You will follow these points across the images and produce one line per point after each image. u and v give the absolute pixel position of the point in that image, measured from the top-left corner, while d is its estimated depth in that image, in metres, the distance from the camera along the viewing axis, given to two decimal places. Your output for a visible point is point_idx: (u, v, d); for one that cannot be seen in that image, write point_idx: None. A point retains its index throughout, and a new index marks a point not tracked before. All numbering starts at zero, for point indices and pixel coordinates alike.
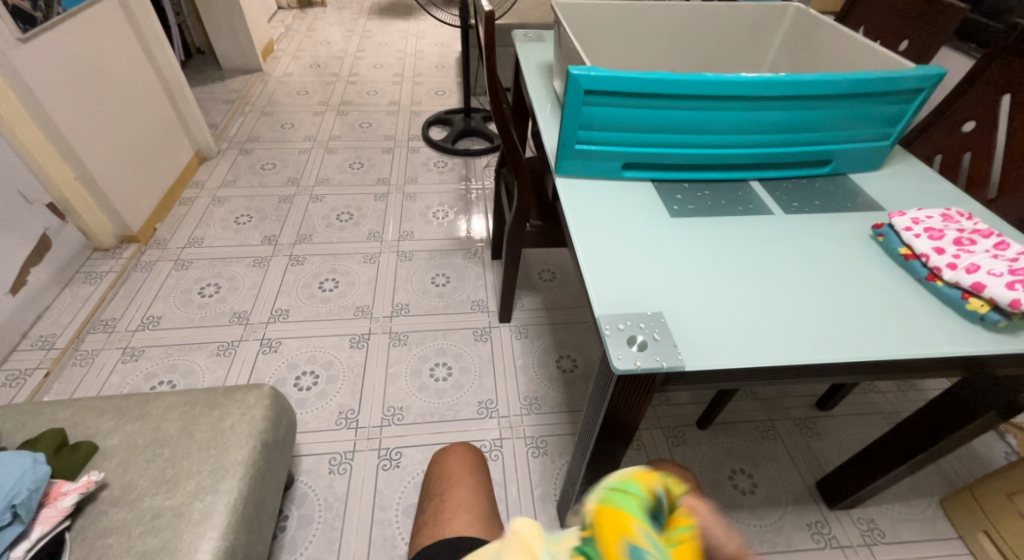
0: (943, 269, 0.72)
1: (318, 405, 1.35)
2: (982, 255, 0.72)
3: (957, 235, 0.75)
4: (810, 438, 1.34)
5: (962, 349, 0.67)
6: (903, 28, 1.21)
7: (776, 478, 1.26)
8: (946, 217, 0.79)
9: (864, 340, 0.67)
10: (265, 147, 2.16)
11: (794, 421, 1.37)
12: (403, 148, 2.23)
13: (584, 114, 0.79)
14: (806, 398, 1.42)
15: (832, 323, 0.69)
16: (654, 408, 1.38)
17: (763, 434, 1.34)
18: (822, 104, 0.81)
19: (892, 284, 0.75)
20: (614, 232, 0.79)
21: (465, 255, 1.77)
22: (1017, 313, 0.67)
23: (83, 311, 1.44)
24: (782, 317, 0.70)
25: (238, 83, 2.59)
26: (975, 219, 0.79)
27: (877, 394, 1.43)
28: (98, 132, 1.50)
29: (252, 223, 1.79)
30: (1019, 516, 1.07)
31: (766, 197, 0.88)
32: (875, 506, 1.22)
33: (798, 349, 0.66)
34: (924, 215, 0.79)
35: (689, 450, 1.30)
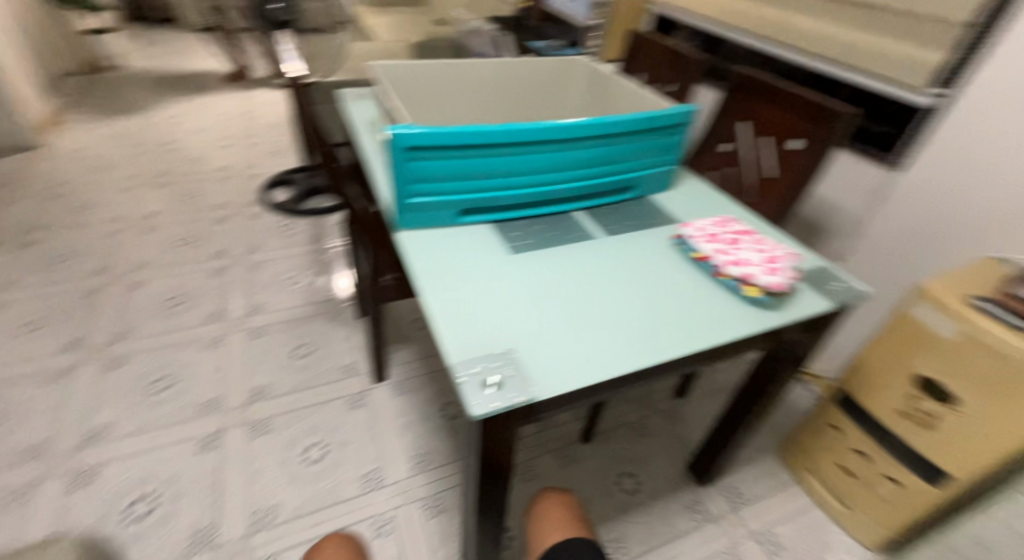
0: (723, 266, 0.79)
1: (160, 534, 1.12)
2: (748, 251, 0.81)
3: (729, 236, 0.84)
4: (673, 424, 1.41)
5: (763, 327, 0.74)
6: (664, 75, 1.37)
7: (656, 471, 1.30)
8: (720, 223, 0.88)
9: (695, 337, 0.71)
10: (61, 235, 1.83)
11: (661, 413, 1.43)
12: (241, 215, 2.03)
13: (412, 169, 0.76)
14: (666, 390, 1.50)
15: (667, 328, 0.72)
16: (537, 433, 1.36)
17: (639, 433, 1.38)
18: (627, 137, 0.87)
19: (697, 283, 0.80)
20: (458, 276, 0.76)
21: (328, 317, 1.63)
22: (780, 292, 0.76)
23: None
24: (622, 329, 0.71)
25: (18, 165, 2.19)
26: (739, 221, 0.89)
27: (718, 372, 1.57)
28: None
29: (48, 329, 1.49)
30: (829, 450, 1.21)
31: (593, 220, 0.91)
32: (740, 476, 1.30)
33: (642, 358, 0.68)
34: (703, 223, 0.87)
35: (579, 466, 1.29)
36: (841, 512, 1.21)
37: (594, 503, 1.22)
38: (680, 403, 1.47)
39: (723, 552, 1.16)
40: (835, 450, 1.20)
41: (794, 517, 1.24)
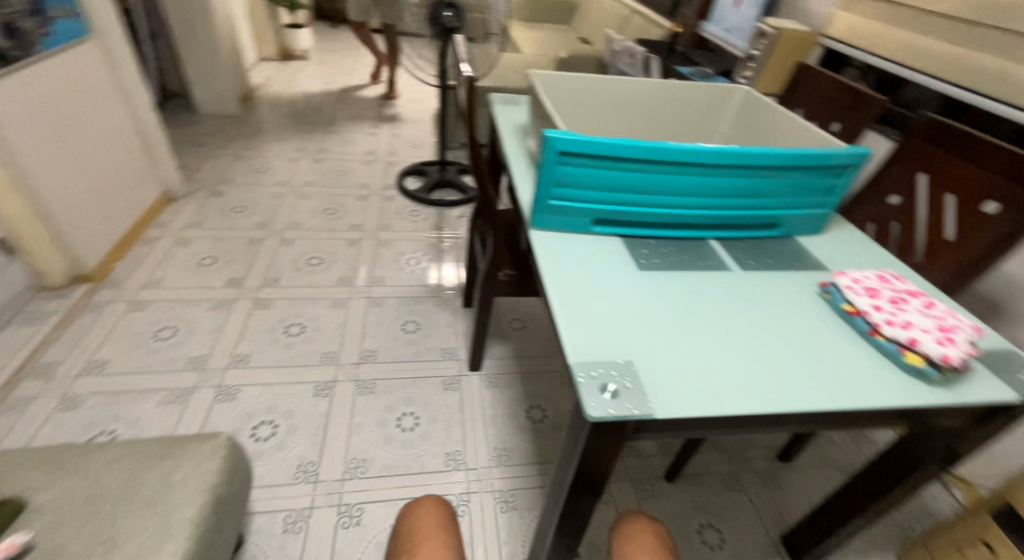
0: (882, 326, 0.75)
1: (275, 457, 1.27)
2: (914, 313, 0.76)
3: (892, 294, 0.79)
4: (773, 490, 1.32)
5: (910, 400, 0.69)
6: (835, 113, 1.30)
7: (740, 533, 1.23)
8: (881, 278, 0.83)
9: (823, 392, 0.68)
10: (236, 190, 2.13)
11: (759, 474, 1.35)
12: (378, 196, 2.23)
13: (558, 172, 0.81)
14: (768, 449, 1.42)
15: (794, 377, 0.69)
16: (622, 460, 1.35)
17: (729, 487, 1.31)
18: (778, 172, 0.85)
19: (840, 337, 0.76)
20: (586, 283, 0.79)
21: (435, 302, 1.75)
22: (950, 367, 0.70)
23: (22, 355, 1.36)
24: (744, 368, 0.70)
25: (213, 127, 2.58)
26: (904, 280, 0.84)
27: (833, 447, 1.44)
28: (64, 173, 1.46)
29: (217, 266, 1.75)
30: None
31: (724, 254, 0.90)
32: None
33: (761, 402, 0.66)
34: (862, 275, 0.83)
35: (658, 504, 1.26)
36: None
37: None
38: (781, 466, 1.38)
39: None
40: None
41: None
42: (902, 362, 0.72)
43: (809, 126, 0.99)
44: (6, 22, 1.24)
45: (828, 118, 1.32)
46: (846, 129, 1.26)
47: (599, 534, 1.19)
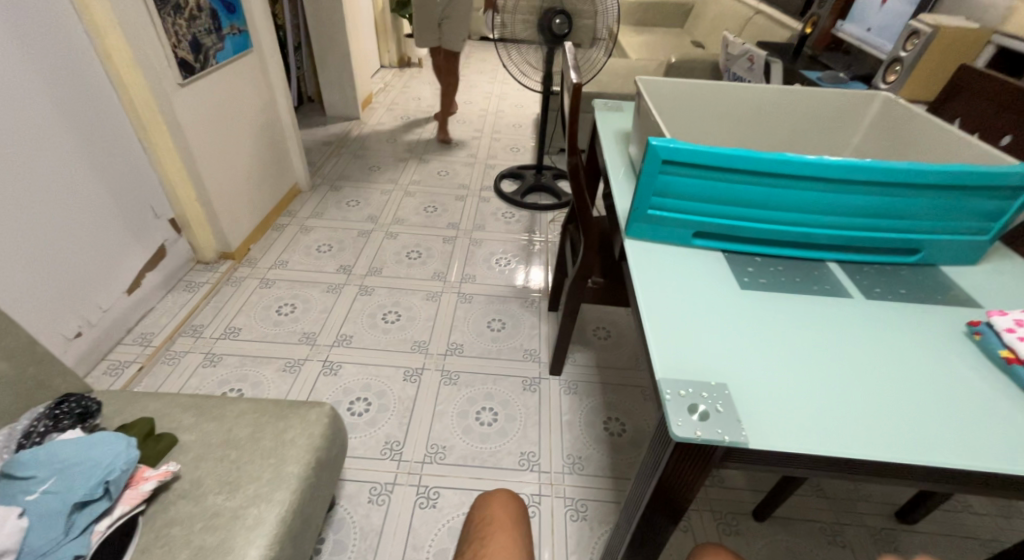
0: None
1: (366, 432, 1.38)
2: None
3: None
4: (886, 553, 1.21)
5: None
6: (1003, 124, 1.15)
7: None
8: None
9: (947, 444, 0.62)
10: (352, 186, 2.33)
11: (868, 529, 1.25)
12: (475, 197, 2.33)
13: (659, 182, 0.82)
14: (884, 505, 1.30)
15: (911, 424, 0.64)
16: (706, 489, 1.32)
17: (829, 539, 1.23)
18: (910, 192, 0.80)
19: (981, 387, 0.69)
20: (683, 300, 0.79)
21: (521, 303, 1.80)
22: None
23: (178, 317, 1.58)
24: (849, 408, 0.66)
25: (338, 128, 2.83)
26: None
27: (968, 514, 1.28)
28: (221, 165, 1.67)
29: (331, 253, 1.92)
30: None
31: (843, 280, 0.85)
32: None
33: (866, 447, 0.62)
34: None
35: (743, 541, 1.22)
36: None
37: None
38: (897, 527, 1.26)
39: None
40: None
41: None
42: None
43: (973, 140, 0.91)
44: (193, 38, 1.46)
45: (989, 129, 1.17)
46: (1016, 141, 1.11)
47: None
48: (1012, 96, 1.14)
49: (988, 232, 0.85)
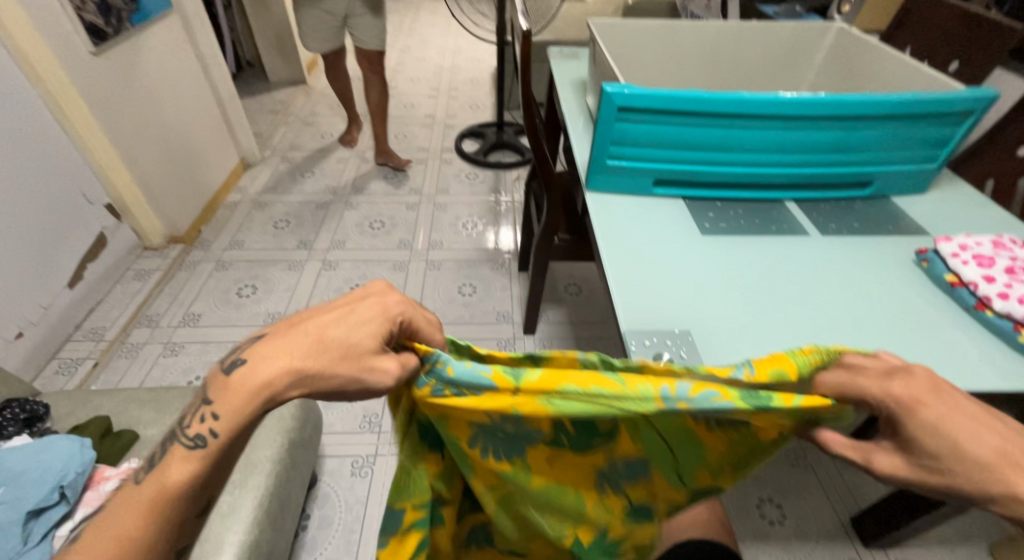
0: (993, 299, 0.68)
1: (343, 408, 1.34)
2: None
3: (1009, 262, 0.71)
4: (844, 470, 1.21)
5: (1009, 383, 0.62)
6: (953, 49, 1.15)
7: (806, 508, 1.14)
8: (997, 243, 0.75)
9: None
10: (305, 156, 2.23)
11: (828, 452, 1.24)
12: (436, 159, 2.27)
13: (616, 130, 0.80)
14: None
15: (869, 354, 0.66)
16: None
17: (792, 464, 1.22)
18: (865, 124, 0.80)
19: (932, 312, 0.71)
20: (645, 251, 0.78)
21: (492, 266, 1.78)
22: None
23: (131, 307, 1.51)
24: (812, 344, 0.66)
25: (284, 95, 2.69)
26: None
27: None
28: (153, 140, 1.57)
29: (290, 229, 1.85)
30: None
31: (800, 218, 0.85)
32: (915, 553, 1.08)
33: None
34: (973, 241, 0.75)
35: None
36: None
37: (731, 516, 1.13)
38: None
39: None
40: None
41: None
42: (1014, 340, 0.66)
43: (924, 67, 0.91)
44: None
45: (940, 56, 1.18)
46: (965, 67, 1.12)
47: None
48: (961, 21, 1.14)
49: (938, 159, 0.86)
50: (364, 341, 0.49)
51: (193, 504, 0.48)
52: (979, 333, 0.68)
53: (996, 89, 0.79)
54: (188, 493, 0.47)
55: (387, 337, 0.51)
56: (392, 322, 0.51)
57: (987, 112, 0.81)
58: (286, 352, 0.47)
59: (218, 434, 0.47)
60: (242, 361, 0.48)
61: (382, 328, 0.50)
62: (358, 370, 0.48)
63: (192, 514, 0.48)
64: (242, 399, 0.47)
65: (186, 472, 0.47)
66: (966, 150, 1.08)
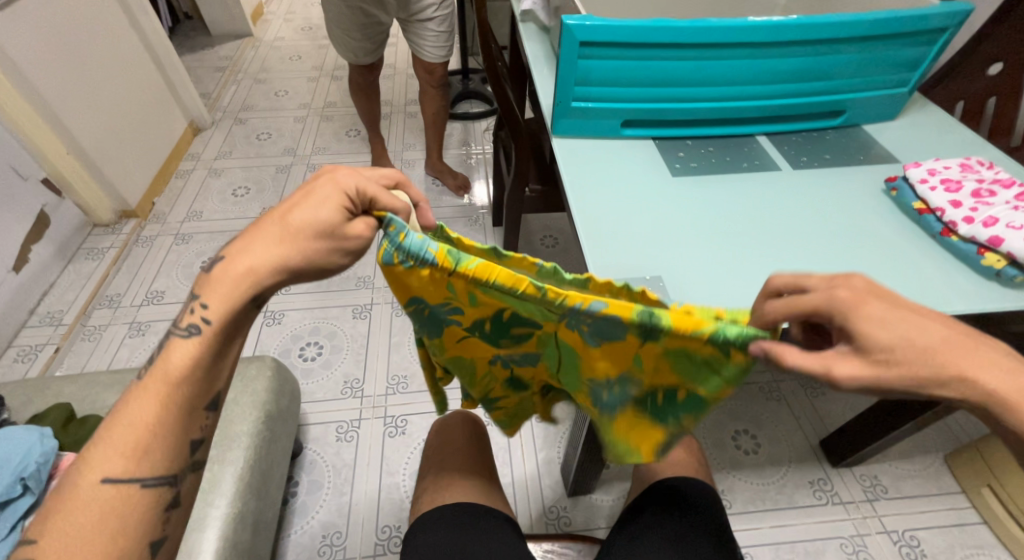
0: (959, 224, 0.67)
1: (323, 375, 1.32)
2: (1001, 208, 0.67)
3: (976, 186, 0.70)
4: (814, 398, 1.24)
5: (972, 307, 0.63)
6: None
7: (780, 437, 1.18)
8: (964, 167, 0.74)
9: None
10: (259, 116, 2.12)
11: (799, 382, 1.27)
12: (400, 113, 2.17)
13: (580, 67, 0.76)
14: None
15: None
16: None
17: (766, 396, 1.25)
18: (836, 48, 0.77)
19: (897, 240, 0.71)
20: (616, 195, 0.76)
21: (466, 222, 1.72)
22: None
23: (88, 288, 1.45)
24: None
25: (229, 49, 2.53)
26: (996, 168, 0.74)
27: None
28: (85, 106, 1.46)
29: (250, 195, 1.77)
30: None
31: (771, 153, 0.84)
32: (882, 468, 1.13)
33: None
34: (941, 165, 0.74)
35: None
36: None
37: (705, 449, 1.16)
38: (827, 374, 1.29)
39: (844, 538, 1.05)
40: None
41: (944, 526, 1.06)
42: (978, 264, 0.65)
43: None
44: None
45: None
46: None
47: None
48: None
49: (910, 83, 0.84)
50: (328, 214, 0.52)
51: (204, 391, 0.52)
52: (944, 258, 0.68)
53: (968, 4, 0.77)
54: (188, 378, 0.51)
55: (355, 196, 0.53)
56: (347, 184, 0.53)
57: (959, 28, 0.79)
58: (265, 238, 0.52)
59: (211, 321, 0.51)
60: (223, 256, 0.54)
61: (347, 199, 0.53)
62: (334, 243, 0.53)
63: (204, 403, 0.53)
64: (227, 286, 0.52)
65: (188, 358, 0.51)
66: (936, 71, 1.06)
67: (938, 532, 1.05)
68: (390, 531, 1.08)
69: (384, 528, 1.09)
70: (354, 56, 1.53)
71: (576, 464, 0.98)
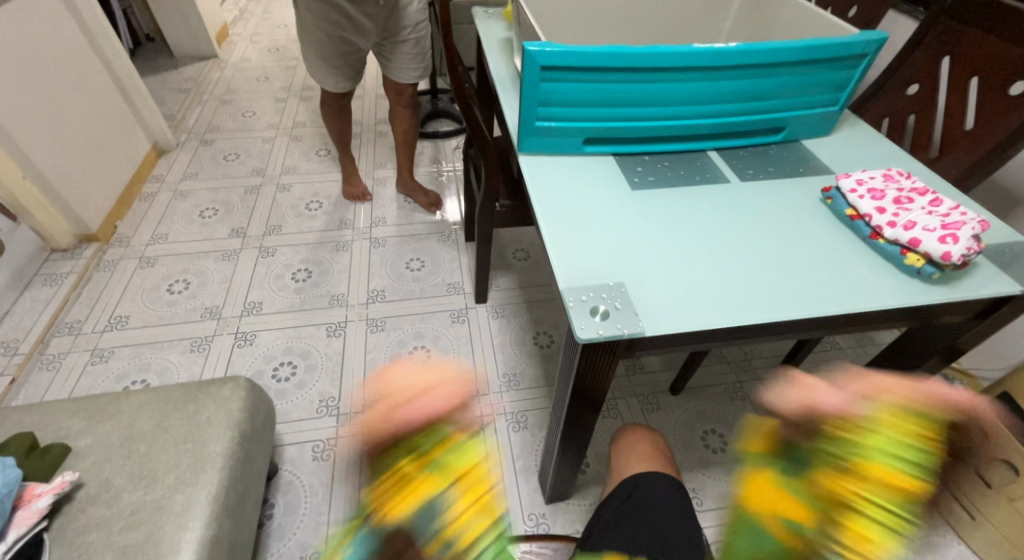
0: (884, 228, 0.72)
1: (297, 395, 1.31)
2: (920, 212, 0.73)
3: (897, 193, 0.76)
4: None
5: (900, 301, 0.68)
6: None
7: None
8: (887, 176, 0.80)
9: (808, 300, 0.68)
10: (226, 137, 2.11)
11: (762, 381, 1.33)
12: (370, 132, 2.19)
13: (541, 89, 0.80)
14: (773, 358, 1.38)
15: (782, 289, 0.69)
16: (627, 377, 1.34)
17: (731, 396, 1.30)
18: (773, 71, 0.83)
19: (831, 239, 0.76)
20: (576, 208, 0.79)
21: (439, 238, 1.73)
22: (950, 264, 0.68)
23: (46, 315, 1.42)
24: (732, 283, 0.70)
25: (194, 70, 2.51)
26: (914, 177, 0.80)
27: (837, 351, 1.38)
28: (44, 131, 1.44)
29: (218, 216, 1.76)
30: None
31: (721, 166, 0.89)
32: None
33: (748, 314, 0.67)
34: (867, 175, 0.79)
35: (662, 416, 1.26)
36: (962, 519, 1.08)
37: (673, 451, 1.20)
38: None
39: None
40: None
41: None
42: (902, 263, 0.71)
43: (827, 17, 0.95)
44: None
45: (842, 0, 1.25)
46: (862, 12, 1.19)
47: (604, 444, 1.21)
48: None
49: (841, 102, 0.91)
50: None
51: None
52: (873, 258, 0.74)
53: (885, 32, 0.84)
54: None
55: None
56: None
57: (880, 53, 0.86)
58: None
59: None
60: None
61: None
62: None
63: None
64: None
65: None
66: (868, 87, 1.14)
67: None
68: None
69: None
70: (333, 83, 1.54)
71: (551, 469, 1.01)
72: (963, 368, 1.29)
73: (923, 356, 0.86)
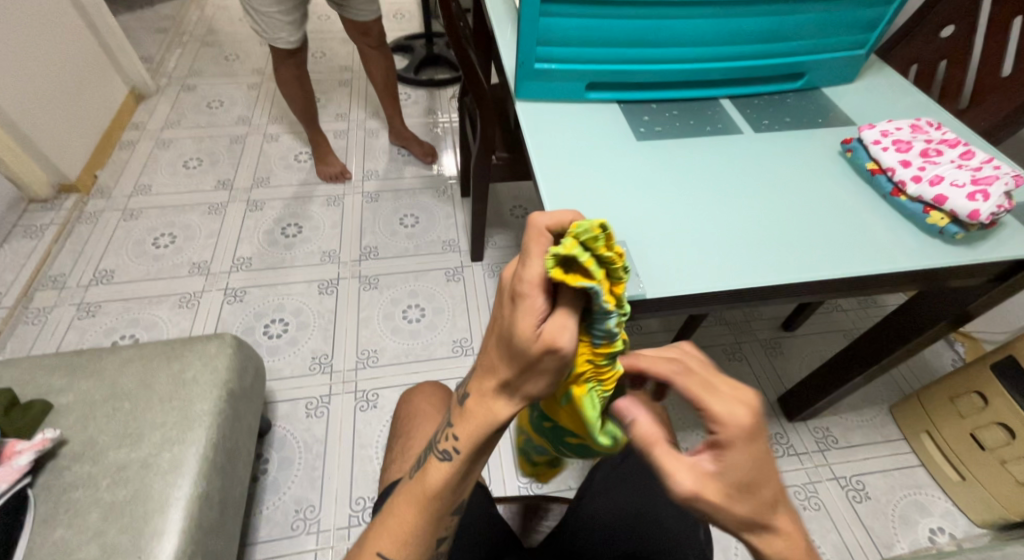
0: (908, 183, 0.69)
1: (288, 352, 1.29)
2: (946, 166, 0.69)
3: (924, 146, 0.72)
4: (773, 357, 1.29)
5: (918, 263, 0.65)
6: None
7: None
8: (914, 127, 0.75)
9: (821, 260, 0.65)
10: (209, 83, 2.01)
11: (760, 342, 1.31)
12: (361, 79, 2.09)
13: (542, 26, 0.74)
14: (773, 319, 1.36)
15: (794, 248, 0.66)
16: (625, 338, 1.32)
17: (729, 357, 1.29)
18: (797, 8, 0.77)
19: (848, 196, 0.72)
20: (579, 159, 0.75)
21: (434, 194, 1.67)
22: (976, 224, 0.65)
23: (28, 268, 1.37)
24: (742, 241, 0.67)
25: (171, 8, 2.37)
26: (943, 129, 0.76)
27: (838, 313, 1.37)
28: (11, 73, 1.36)
29: (203, 167, 1.69)
30: (960, 417, 1.05)
31: (734, 116, 0.84)
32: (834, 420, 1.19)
33: (758, 274, 0.64)
34: (893, 126, 0.75)
35: None
36: (951, 481, 1.07)
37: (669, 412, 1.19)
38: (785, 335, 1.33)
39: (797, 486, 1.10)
40: (967, 415, 1.03)
41: (887, 470, 1.12)
42: (924, 222, 0.68)
43: None
44: None
45: None
46: None
47: None
48: None
49: (867, 45, 0.85)
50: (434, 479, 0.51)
51: None
52: (892, 216, 0.70)
53: None
54: None
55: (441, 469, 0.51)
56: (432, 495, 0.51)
57: None
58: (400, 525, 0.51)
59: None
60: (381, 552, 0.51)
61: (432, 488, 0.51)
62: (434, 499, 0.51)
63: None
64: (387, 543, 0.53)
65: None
66: (895, 32, 1.07)
67: (882, 475, 1.11)
68: (365, 502, 1.08)
69: (359, 499, 1.09)
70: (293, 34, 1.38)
71: None
72: (968, 332, 1.27)
73: (932, 320, 0.83)
